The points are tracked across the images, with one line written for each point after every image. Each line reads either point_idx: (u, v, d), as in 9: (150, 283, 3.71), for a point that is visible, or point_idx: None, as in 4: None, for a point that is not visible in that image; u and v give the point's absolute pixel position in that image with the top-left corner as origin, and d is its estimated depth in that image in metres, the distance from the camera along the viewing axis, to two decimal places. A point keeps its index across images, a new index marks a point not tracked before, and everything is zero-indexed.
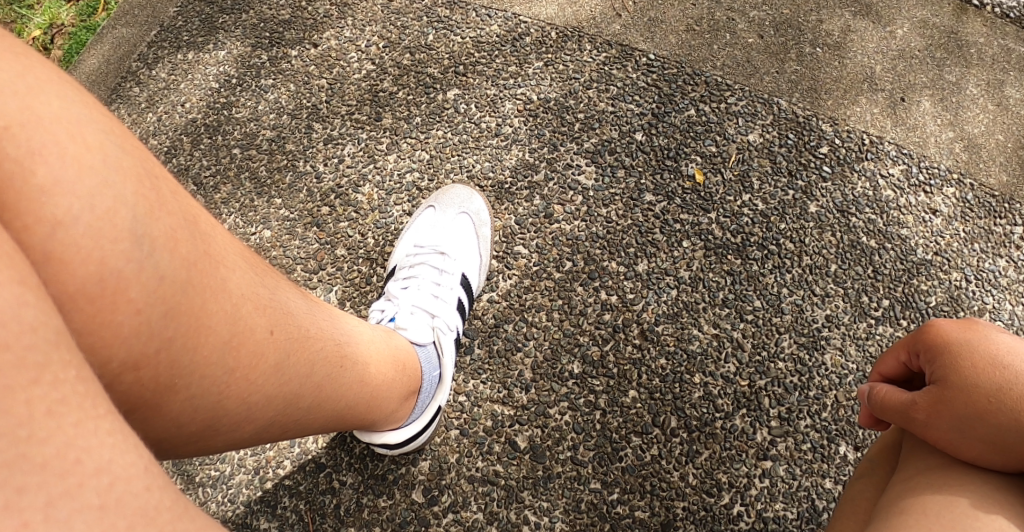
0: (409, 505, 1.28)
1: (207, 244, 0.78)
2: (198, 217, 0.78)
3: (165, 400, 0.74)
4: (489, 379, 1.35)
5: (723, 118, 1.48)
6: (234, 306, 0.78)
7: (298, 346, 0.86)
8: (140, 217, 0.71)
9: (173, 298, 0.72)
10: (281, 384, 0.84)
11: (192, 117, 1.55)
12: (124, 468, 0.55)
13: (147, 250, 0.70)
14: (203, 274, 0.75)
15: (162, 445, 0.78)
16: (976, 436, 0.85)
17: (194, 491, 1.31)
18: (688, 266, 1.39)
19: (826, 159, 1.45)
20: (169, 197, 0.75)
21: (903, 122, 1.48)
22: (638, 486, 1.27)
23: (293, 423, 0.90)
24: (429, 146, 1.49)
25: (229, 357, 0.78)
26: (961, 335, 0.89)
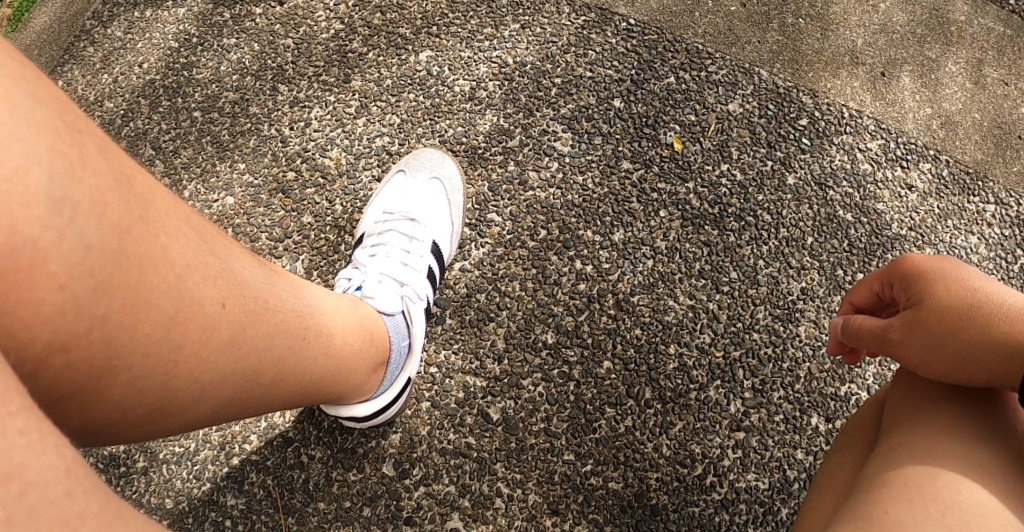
0: (379, 478, 1.26)
1: (144, 209, 0.74)
2: (132, 179, 0.75)
3: (103, 384, 0.72)
4: (462, 349, 1.32)
5: (703, 87, 1.45)
6: (177, 277, 0.75)
7: (254, 318, 0.84)
8: (57, 176, 0.67)
9: (104, 269, 0.69)
10: (237, 359, 0.82)
11: (150, 78, 1.49)
12: (37, 473, 0.53)
13: (68, 216, 0.67)
14: (139, 243, 0.72)
15: (106, 431, 0.76)
16: (948, 354, 0.85)
17: (157, 468, 1.28)
18: (665, 236, 1.37)
19: (805, 132, 1.43)
20: (95, 156, 0.72)
21: (882, 97, 1.46)
22: (611, 457, 1.26)
23: (256, 400, 0.88)
24: (400, 110, 1.44)
25: (174, 334, 0.75)
26: (934, 264, 0.90)
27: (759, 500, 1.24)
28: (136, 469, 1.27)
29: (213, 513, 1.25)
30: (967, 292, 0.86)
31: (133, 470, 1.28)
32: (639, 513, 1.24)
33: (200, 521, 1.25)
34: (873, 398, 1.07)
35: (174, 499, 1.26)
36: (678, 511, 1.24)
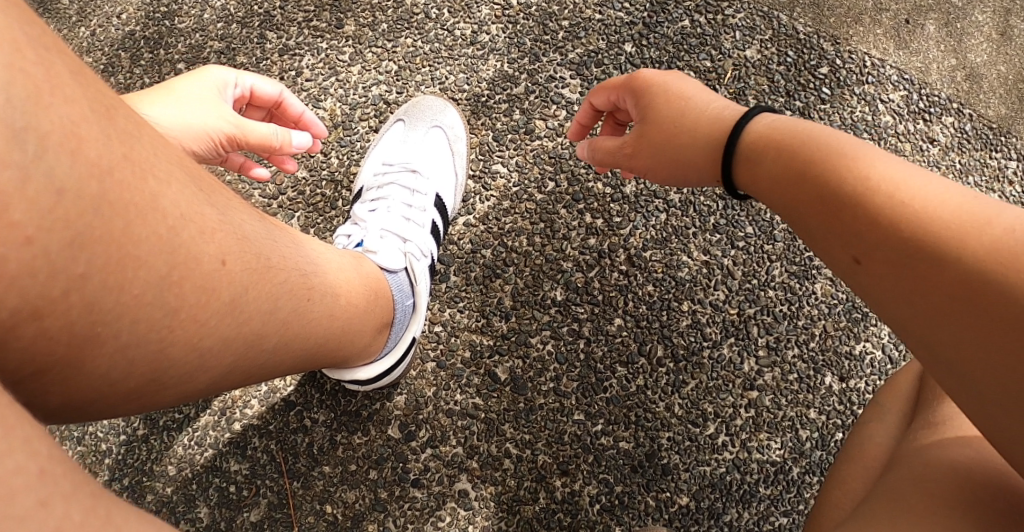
0: (385, 441, 1.24)
1: (127, 147, 0.70)
2: (110, 111, 0.71)
3: (88, 354, 0.68)
4: (467, 308, 1.28)
5: (719, 31, 1.38)
6: (170, 231, 0.71)
7: (255, 277, 0.80)
8: (16, 101, 0.63)
9: (81, 219, 0.65)
10: (237, 323, 0.78)
11: (130, 29, 1.42)
12: (3, 482, 0.51)
13: (33, 150, 0.63)
14: (122, 188, 0.68)
15: (96, 406, 0.72)
16: (669, 159, 0.97)
17: (159, 434, 1.25)
18: (679, 190, 1.31)
19: (825, 80, 1.37)
20: (65, 81, 0.68)
21: (906, 45, 1.39)
22: (622, 417, 1.23)
23: (258, 366, 0.84)
24: (397, 56, 1.38)
25: (167, 295, 0.71)
26: (659, 78, 1.00)
27: (771, 459, 1.21)
28: (137, 437, 1.25)
29: (217, 478, 1.23)
30: (874, 177, 0.75)
31: (134, 436, 1.26)
32: (649, 473, 1.21)
33: (203, 487, 1.23)
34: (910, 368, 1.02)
35: (177, 466, 1.24)
36: (689, 471, 1.21)
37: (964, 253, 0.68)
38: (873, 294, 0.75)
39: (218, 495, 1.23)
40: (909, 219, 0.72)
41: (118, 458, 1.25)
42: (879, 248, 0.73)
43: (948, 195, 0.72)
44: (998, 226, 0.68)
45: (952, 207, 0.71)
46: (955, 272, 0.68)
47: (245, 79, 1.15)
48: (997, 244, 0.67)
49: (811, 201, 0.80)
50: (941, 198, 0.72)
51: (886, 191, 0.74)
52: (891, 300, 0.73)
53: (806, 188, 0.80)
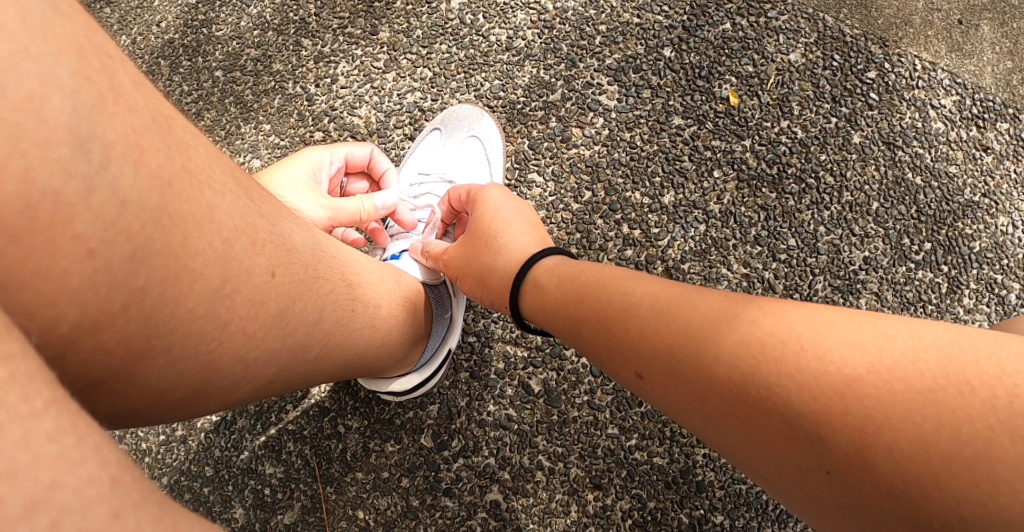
0: (417, 450, 1.22)
1: (185, 158, 0.71)
2: (168, 122, 0.72)
3: (141, 367, 0.67)
4: (502, 318, 1.27)
5: (761, 34, 1.34)
6: (224, 243, 0.71)
7: (303, 289, 0.79)
8: (82, 109, 0.63)
9: (143, 231, 0.65)
10: (284, 335, 0.77)
11: (169, 37, 1.44)
12: (75, 494, 0.49)
13: (99, 160, 0.63)
14: (181, 199, 0.68)
15: (142, 414, 0.72)
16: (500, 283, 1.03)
17: (196, 435, 1.26)
18: (719, 199, 1.28)
19: (874, 85, 1.32)
20: (127, 90, 0.68)
21: (958, 47, 1.33)
22: (657, 432, 1.20)
23: (300, 376, 0.84)
24: (432, 63, 1.37)
25: (220, 308, 0.71)
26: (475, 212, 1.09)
27: None
28: (175, 438, 1.26)
29: (252, 481, 1.23)
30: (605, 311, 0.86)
31: (172, 437, 1.26)
32: (684, 490, 1.18)
33: (239, 489, 1.23)
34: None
35: (213, 468, 1.24)
36: (725, 489, 1.17)
37: (785, 397, 0.66)
38: (714, 442, 0.75)
39: (253, 498, 1.23)
40: (682, 356, 0.75)
41: (156, 458, 1.26)
42: (709, 404, 0.72)
43: (715, 327, 0.74)
44: (812, 354, 0.66)
45: (756, 346, 0.70)
46: (783, 422, 0.67)
47: (336, 151, 1.20)
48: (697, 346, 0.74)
49: (640, 352, 0.80)
50: (742, 333, 0.71)
51: (698, 341, 0.74)
52: (733, 449, 0.72)
53: (632, 342, 0.81)
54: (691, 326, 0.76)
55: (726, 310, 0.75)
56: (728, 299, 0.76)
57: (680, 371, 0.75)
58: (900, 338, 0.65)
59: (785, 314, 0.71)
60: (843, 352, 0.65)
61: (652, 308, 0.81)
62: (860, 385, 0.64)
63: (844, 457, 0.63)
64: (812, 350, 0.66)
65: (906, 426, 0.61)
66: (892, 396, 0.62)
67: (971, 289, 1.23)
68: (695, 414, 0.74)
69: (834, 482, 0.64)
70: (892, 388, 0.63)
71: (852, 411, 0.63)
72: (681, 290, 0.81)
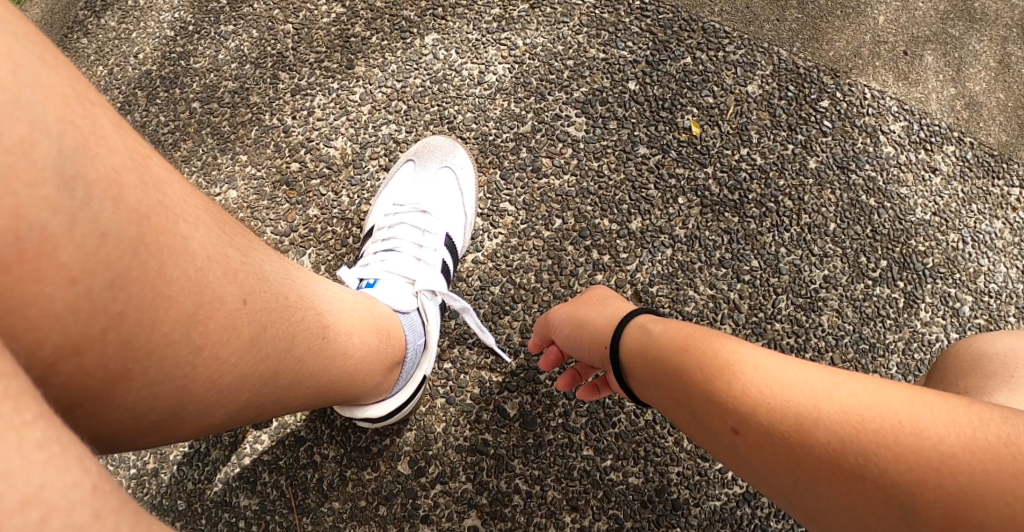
0: (395, 477, 1.23)
1: (162, 193, 0.72)
2: (146, 158, 0.73)
3: (118, 390, 0.68)
4: (477, 344, 1.29)
5: (720, 67, 1.40)
6: (198, 271, 0.72)
7: (274, 317, 0.81)
8: (67, 151, 0.65)
9: (121, 261, 0.66)
10: (255, 362, 0.78)
11: (146, 69, 1.45)
12: (61, 495, 0.51)
13: (81, 197, 0.65)
14: (157, 231, 0.69)
15: (119, 438, 0.73)
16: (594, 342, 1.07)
17: (169, 468, 1.25)
18: (684, 224, 1.33)
19: (827, 114, 1.38)
20: (106, 130, 0.69)
21: (905, 77, 1.40)
22: (632, 452, 1.23)
23: (273, 402, 0.85)
24: (406, 96, 1.41)
25: (194, 334, 0.72)
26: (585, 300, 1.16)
27: None
28: (148, 471, 1.25)
29: (227, 513, 1.23)
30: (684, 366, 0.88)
31: (145, 470, 1.26)
32: (659, 508, 1.21)
33: (213, 522, 1.23)
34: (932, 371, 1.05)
35: (187, 500, 1.24)
36: (699, 505, 1.21)
37: (883, 468, 0.71)
38: (793, 500, 0.78)
39: (228, 530, 1.22)
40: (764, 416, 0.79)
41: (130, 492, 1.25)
42: (800, 468, 0.76)
43: (808, 398, 0.77)
44: (918, 429, 0.71)
45: (853, 417, 0.74)
46: (876, 492, 0.71)
47: None
48: (788, 411, 0.77)
49: (719, 410, 0.83)
50: (842, 404, 0.75)
51: (790, 409, 0.78)
52: (816, 512, 0.76)
53: (713, 398, 0.83)
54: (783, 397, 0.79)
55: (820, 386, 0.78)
56: (823, 374, 0.80)
57: (769, 434, 0.78)
58: (992, 420, 0.69)
59: (881, 392, 0.75)
60: (939, 431, 0.70)
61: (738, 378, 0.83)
62: (954, 461, 0.68)
63: (935, 530, 0.67)
64: (915, 429, 0.71)
65: (1002, 507, 0.65)
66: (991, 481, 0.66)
67: (927, 303, 1.29)
68: (782, 476, 0.77)
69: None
70: (986, 465, 0.67)
71: (946, 485, 0.68)
72: (767, 357, 0.84)
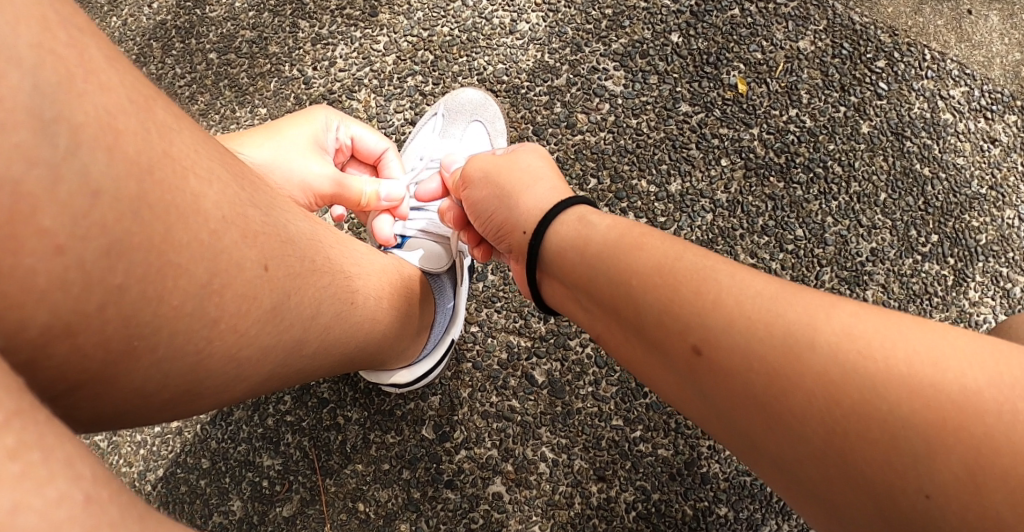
0: (418, 441, 1.21)
1: (164, 142, 0.68)
2: (143, 101, 0.68)
3: (123, 369, 0.64)
4: (505, 307, 1.25)
5: (770, 21, 1.32)
6: (211, 235, 0.68)
7: (299, 283, 0.77)
8: (46, 89, 0.59)
9: (119, 223, 0.62)
10: (277, 332, 0.74)
11: (161, 18, 1.42)
12: (42, 515, 0.45)
13: (66, 146, 0.59)
14: (160, 188, 0.65)
15: (129, 415, 0.69)
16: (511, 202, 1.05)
17: (192, 426, 1.24)
18: (725, 188, 1.26)
19: (882, 74, 1.30)
20: (99, 68, 0.65)
21: (968, 38, 1.31)
22: (662, 423, 1.18)
23: (297, 372, 0.82)
24: (433, 46, 1.35)
25: (207, 305, 0.68)
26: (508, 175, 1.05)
27: None
28: (171, 428, 1.24)
29: (250, 473, 1.22)
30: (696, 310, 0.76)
31: (168, 428, 1.25)
32: (688, 481, 1.16)
33: (236, 481, 1.22)
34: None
35: (211, 459, 1.23)
36: (729, 480, 1.16)
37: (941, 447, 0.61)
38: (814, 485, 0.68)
39: (250, 490, 1.21)
40: (791, 373, 0.68)
41: (152, 449, 1.24)
42: (838, 455, 0.65)
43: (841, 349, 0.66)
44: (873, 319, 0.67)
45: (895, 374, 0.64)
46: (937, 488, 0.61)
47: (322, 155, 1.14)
48: (820, 372, 0.66)
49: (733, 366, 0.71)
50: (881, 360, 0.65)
51: (833, 376, 0.66)
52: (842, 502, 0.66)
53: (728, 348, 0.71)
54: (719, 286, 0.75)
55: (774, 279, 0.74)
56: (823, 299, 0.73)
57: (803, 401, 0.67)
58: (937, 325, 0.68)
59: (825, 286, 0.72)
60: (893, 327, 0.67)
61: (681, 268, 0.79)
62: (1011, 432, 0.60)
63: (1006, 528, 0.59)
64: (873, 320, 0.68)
65: None
66: (997, 408, 0.61)
67: (977, 282, 1.21)
68: (810, 455, 0.67)
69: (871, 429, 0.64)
70: None
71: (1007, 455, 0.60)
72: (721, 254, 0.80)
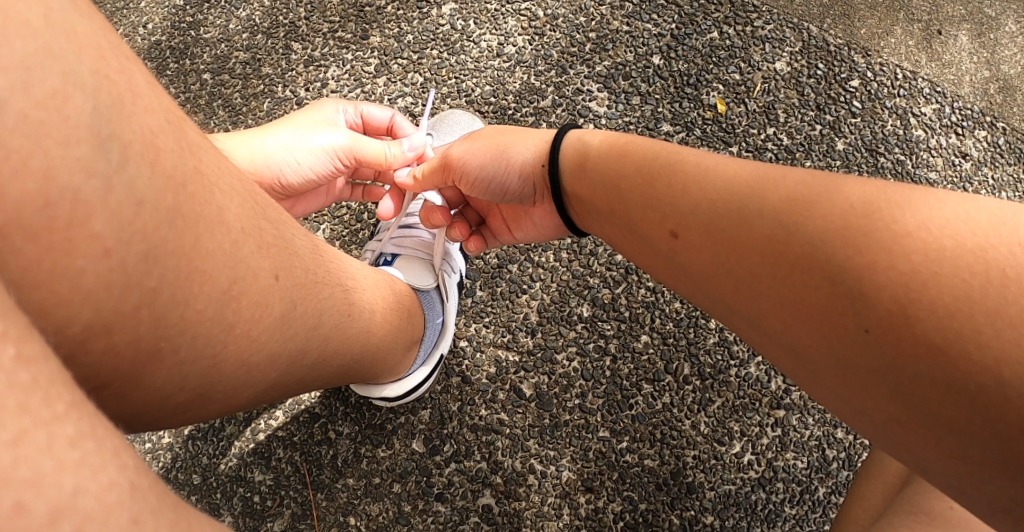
0: (409, 455, 1.23)
1: (198, 160, 0.70)
2: (179, 122, 0.71)
3: (148, 370, 0.65)
4: (493, 322, 1.28)
5: (748, 43, 1.37)
6: (232, 245, 0.71)
7: (304, 293, 0.79)
8: (103, 108, 0.61)
9: (158, 232, 0.63)
10: (286, 339, 0.76)
11: (155, 39, 1.44)
12: (97, 500, 0.46)
13: (117, 160, 0.61)
14: (194, 201, 0.67)
15: (145, 418, 0.70)
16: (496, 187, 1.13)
17: (183, 443, 1.25)
18: None
19: (857, 93, 1.34)
20: (144, 90, 0.67)
21: (938, 57, 1.36)
22: (648, 434, 1.21)
23: (297, 381, 0.84)
24: (423, 68, 1.38)
25: (228, 310, 0.70)
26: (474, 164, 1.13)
27: (796, 479, 1.18)
28: (162, 445, 1.25)
29: (241, 488, 1.23)
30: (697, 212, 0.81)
31: (158, 444, 1.26)
32: (675, 491, 1.19)
33: (227, 497, 1.23)
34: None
35: (203, 474, 1.24)
36: (715, 490, 1.19)
37: (920, 308, 0.64)
38: (811, 361, 0.71)
39: (242, 506, 1.22)
40: (788, 258, 0.72)
41: None
42: (829, 322, 0.69)
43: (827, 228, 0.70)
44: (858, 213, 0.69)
45: (876, 242, 0.67)
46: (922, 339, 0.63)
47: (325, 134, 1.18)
48: (807, 252, 0.71)
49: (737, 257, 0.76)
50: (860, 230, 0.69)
51: (817, 258, 0.70)
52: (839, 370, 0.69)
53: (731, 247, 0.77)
54: (722, 213, 0.79)
55: (785, 185, 0.76)
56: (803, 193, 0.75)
57: (797, 281, 0.71)
58: (951, 201, 0.67)
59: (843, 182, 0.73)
60: (900, 223, 0.67)
61: (693, 202, 0.82)
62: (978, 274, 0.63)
63: (984, 375, 0.61)
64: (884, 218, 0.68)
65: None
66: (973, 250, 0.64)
67: None
68: (806, 328, 0.70)
69: (871, 341, 0.66)
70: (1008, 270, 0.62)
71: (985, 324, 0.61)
72: (741, 165, 0.82)
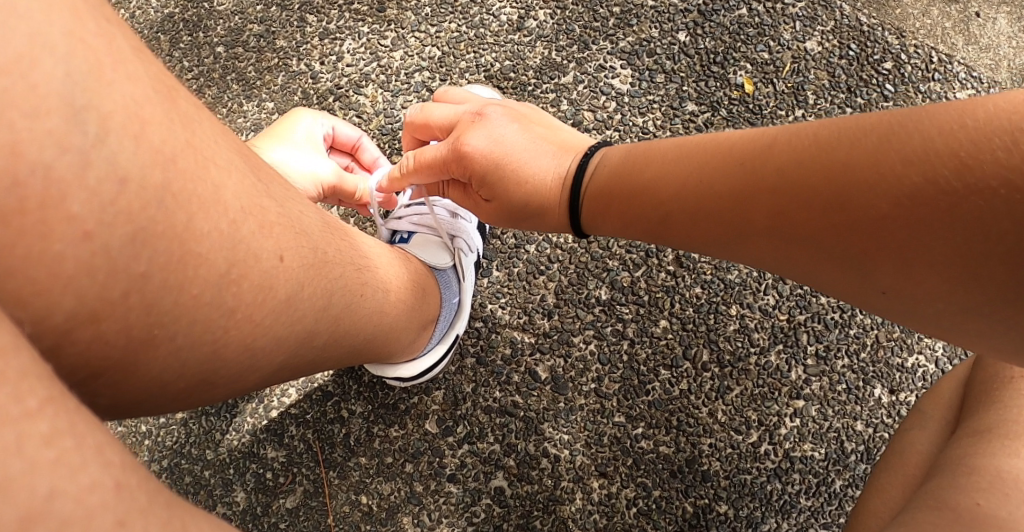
0: (421, 435, 1.21)
1: (189, 134, 0.68)
2: (171, 92, 0.68)
3: (144, 357, 0.64)
4: (510, 304, 1.26)
5: (778, 21, 1.33)
6: (231, 225, 0.69)
7: (313, 274, 0.77)
8: (76, 75, 0.60)
9: (145, 212, 0.62)
10: (293, 321, 0.75)
11: (169, 11, 1.43)
12: (78, 503, 0.45)
13: (94, 133, 0.60)
14: (185, 178, 0.65)
15: (148, 405, 0.69)
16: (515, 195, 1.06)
17: (197, 418, 1.25)
18: None
19: (889, 76, 1.29)
20: (128, 58, 0.65)
21: (975, 41, 1.31)
22: (664, 421, 1.19)
23: (308, 363, 0.82)
24: (441, 41, 1.36)
25: (227, 294, 0.68)
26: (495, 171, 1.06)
27: (813, 471, 1.16)
28: (175, 420, 1.25)
29: (253, 464, 1.23)
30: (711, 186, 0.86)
31: (172, 419, 1.26)
32: (689, 479, 1.17)
33: (240, 472, 1.22)
34: (951, 375, 1.01)
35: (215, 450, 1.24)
36: (730, 479, 1.17)
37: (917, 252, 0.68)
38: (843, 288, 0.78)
39: (255, 482, 1.22)
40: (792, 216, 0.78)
41: (157, 440, 1.25)
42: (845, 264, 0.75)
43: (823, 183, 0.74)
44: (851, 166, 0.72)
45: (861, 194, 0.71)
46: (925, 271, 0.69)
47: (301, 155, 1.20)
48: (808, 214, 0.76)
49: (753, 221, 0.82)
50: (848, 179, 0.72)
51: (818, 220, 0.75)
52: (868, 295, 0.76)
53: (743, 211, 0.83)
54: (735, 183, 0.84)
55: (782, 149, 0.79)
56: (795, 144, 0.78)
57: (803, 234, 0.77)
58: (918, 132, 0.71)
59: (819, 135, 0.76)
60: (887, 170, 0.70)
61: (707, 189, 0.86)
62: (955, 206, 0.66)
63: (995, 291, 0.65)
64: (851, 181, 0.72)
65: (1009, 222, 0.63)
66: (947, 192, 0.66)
67: None
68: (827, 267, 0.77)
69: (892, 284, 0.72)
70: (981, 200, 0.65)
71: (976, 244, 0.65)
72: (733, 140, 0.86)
